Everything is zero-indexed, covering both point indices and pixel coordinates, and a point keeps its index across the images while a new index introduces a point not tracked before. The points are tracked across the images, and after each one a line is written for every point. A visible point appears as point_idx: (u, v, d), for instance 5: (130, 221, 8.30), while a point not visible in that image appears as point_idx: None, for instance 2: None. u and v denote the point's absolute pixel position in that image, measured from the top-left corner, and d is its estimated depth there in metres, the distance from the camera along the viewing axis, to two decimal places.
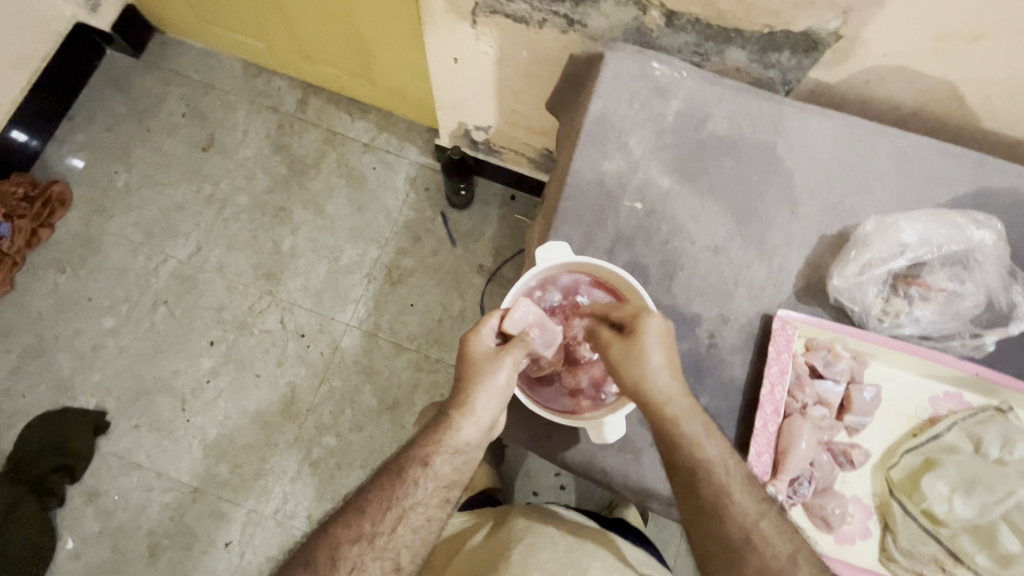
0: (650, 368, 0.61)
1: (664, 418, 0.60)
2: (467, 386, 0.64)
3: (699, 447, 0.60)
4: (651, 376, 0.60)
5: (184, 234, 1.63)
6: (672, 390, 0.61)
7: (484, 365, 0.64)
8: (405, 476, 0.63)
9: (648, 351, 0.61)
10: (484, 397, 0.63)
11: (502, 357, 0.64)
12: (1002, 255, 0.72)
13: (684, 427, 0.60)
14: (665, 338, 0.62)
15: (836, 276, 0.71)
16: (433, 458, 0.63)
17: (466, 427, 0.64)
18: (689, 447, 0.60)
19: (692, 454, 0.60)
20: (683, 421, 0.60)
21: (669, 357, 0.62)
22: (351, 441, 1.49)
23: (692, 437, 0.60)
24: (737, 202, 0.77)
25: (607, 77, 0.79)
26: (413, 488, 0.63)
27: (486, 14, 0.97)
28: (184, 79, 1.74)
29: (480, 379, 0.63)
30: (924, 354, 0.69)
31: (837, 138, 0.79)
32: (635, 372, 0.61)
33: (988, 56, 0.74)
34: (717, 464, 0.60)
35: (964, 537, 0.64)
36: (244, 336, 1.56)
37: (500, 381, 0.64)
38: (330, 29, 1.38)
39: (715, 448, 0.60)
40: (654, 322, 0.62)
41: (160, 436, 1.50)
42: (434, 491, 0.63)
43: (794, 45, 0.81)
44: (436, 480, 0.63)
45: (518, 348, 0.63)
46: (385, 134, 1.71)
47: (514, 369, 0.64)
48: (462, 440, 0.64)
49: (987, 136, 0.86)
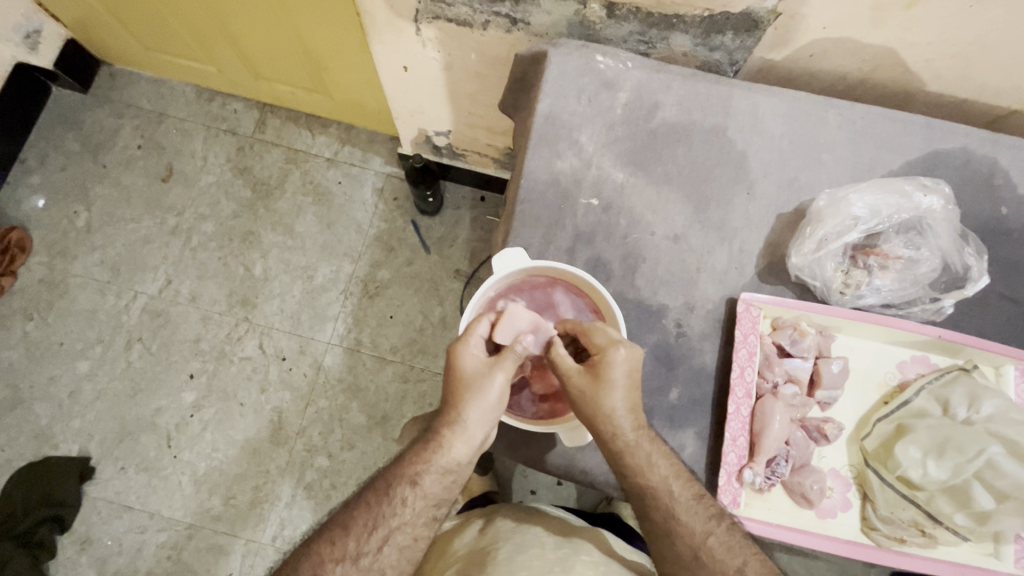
0: (604, 406, 0.60)
1: (614, 449, 0.61)
2: (458, 401, 0.62)
3: (643, 476, 0.61)
4: (607, 413, 0.60)
5: (152, 269, 1.60)
6: (626, 426, 0.61)
7: (477, 377, 0.62)
8: (392, 495, 0.63)
9: (607, 388, 0.60)
10: (474, 412, 0.62)
11: (495, 369, 0.62)
12: (953, 219, 0.73)
13: (630, 460, 0.61)
14: (628, 375, 0.61)
15: (794, 254, 0.72)
16: (422, 478, 0.62)
17: (458, 445, 0.62)
18: (634, 477, 0.61)
19: (637, 482, 0.61)
20: (627, 456, 0.61)
21: (629, 393, 0.61)
22: (343, 459, 1.48)
23: (638, 468, 0.61)
24: (693, 188, 0.77)
25: (552, 74, 0.78)
26: (400, 507, 0.62)
27: (428, 20, 0.96)
28: (136, 110, 1.70)
29: (473, 393, 0.61)
30: (888, 323, 0.70)
31: (787, 115, 0.79)
32: (586, 409, 0.61)
33: (925, 21, 0.73)
34: (660, 490, 0.61)
35: (940, 499, 0.65)
36: (224, 366, 1.54)
37: (493, 395, 0.62)
38: (278, 47, 1.35)
39: (658, 474, 0.61)
40: (617, 356, 0.61)
41: (148, 475, 1.47)
42: (422, 509, 0.62)
43: (736, 27, 0.81)
44: (425, 499, 0.62)
45: (510, 359, 0.62)
46: (348, 147, 1.68)
47: (507, 382, 0.62)
48: (454, 458, 0.62)
49: (934, 98, 0.87)
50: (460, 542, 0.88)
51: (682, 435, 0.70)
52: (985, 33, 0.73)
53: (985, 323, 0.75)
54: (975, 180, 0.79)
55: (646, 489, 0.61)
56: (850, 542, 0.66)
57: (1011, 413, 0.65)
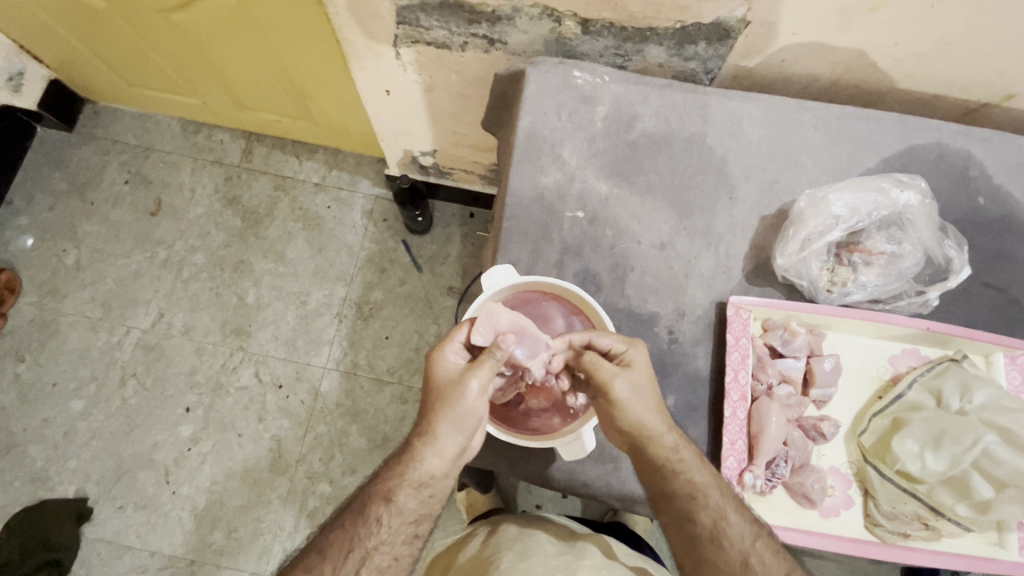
0: (630, 396, 0.61)
1: (657, 448, 0.61)
2: (432, 410, 0.63)
3: (695, 473, 0.61)
4: (646, 409, 0.62)
5: (144, 303, 1.59)
6: (657, 421, 0.62)
7: (449, 385, 0.63)
8: (368, 515, 0.62)
9: (631, 377, 0.62)
10: (447, 423, 0.62)
11: (470, 375, 0.62)
12: (932, 212, 0.74)
13: (682, 454, 0.62)
14: (647, 368, 0.63)
15: (779, 256, 0.73)
16: (397, 494, 0.62)
17: (430, 458, 0.62)
18: (687, 475, 0.61)
19: (689, 480, 0.61)
20: (681, 449, 0.62)
21: (650, 388, 0.62)
22: (345, 485, 1.47)
23: (688, 466, 0.62)
24: (676, 196, 0.77)
25: (531, 92, 0.80)
26: (376, 526, 0.62)
27: (408, 44, 0.98)
28: (122, 146, 1.71)
29: (446, 401, 0.62)
30: (875, 318, 0.70)
31: (763, 120, 0.81)
32: (633, 410, 0.61)
33: (890, 23, 0.76)
34: (712, 487, 0.62)
35: (940, 490, 0.66)
36: (220, 397, 1.53)
37: (469, 401, 0.62)
38: (261, 76, 1.37)
39: (707, 473, 0.63)
40: (635, 350, 0.63)
41: (148, 513, 1.45)
42: (398, 527, 0.62)
43: (708, 37, 0.84)
44: (401, 516, 0.62)
45: (486, 365, 0.62)
46: (335, 171, 1.70)
47: (485, 385, 0.62)
48: (428, 470, 0.62)
49: (906, 96, 0.89)
50: (465, 554, 0.87)
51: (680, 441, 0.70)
52: (948, 32, 0.75)
53: (972, 312, 0.76)
54: (952, 172, 0.81)
55: (698, 490, 0.61)
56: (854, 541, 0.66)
57: (1004, 401, 0.66)
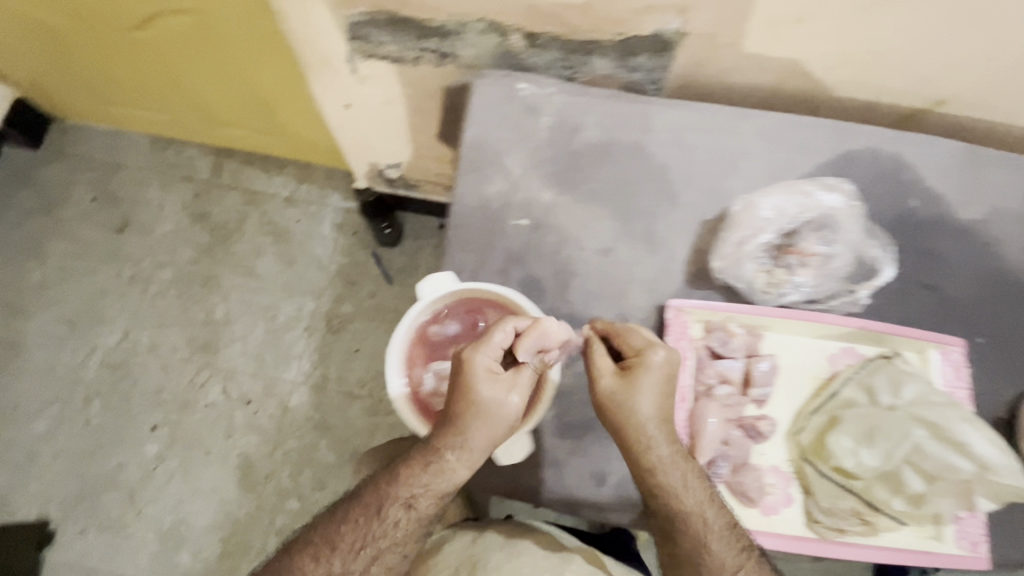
0: (637, 407, 0.61)
1: (640, 465, 0.61)
2: (465, 422, 0.60)
3: (676, 497, 0.61)
4: (636, 422, 0.61)
5: (110, 320, 1.57)
6: (656, 434, 0.61)
7: (491, 401, 0.60)
8: (383, 516, 0.64)
9: (638, 389, 0.61)
10: (480, 436, 0.61)
11: (509, 386, 0.61)
12: (859, 213, 0.77)
13: (664, 477, 0.61)
14: (663, 381, 0.62)
15: (715, 258, 0.75)
16: (416, 500, 0.64)
17: (459, 470, 0.61)
18: (664, 498, 0.61)
19: (665, 504, 0.61)
20: (664, 471, 0.61)
21: (658, 400, 0.62)
22: (315, 500, 1.45)
23: (668, 489, 0.61)
24: (618, 202, 0.79)
25: (478, 104, 0.81)
26: (391, 528, 0.64)
27: (363, 58, 1.00)
28: (90, 163, 1.69)
29: (484, 414, 0.60)
30: (809, 317, 0.72)
31: (703, 128, 0.83)
32: (632, 419, 0.61)
33: (818, 34, 0.78)
34: (694, 514, 0.61)
35: (877, 486, 0.67)
36: (188, 414, 1.51)
37: (505, 413, 0.61)
38: (225, 92, 1.37)
39: (694, 498, 0.62)
40: (655, 360, 0.62)
41: (111, 534, 1.42)
42: (414, 529, 0.65)
43: (649, 49, 0.86)
44: (416, 520, 0.64)
45: (526, 373, 0.61)
46: (305, 185, 1.70)
47: (524, 395, 0.62)
48: (452, 482, 0.62)
49: (844, 104, 0.92)
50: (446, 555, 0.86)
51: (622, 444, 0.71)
52: (875, 42, 0.78)
53: (907, 311, 0.78)
54: (885, 175, 0.83)
55: (678, 513, 0.61)
56: (789, 538, 0.67)
57: (932, 396, 0.67)
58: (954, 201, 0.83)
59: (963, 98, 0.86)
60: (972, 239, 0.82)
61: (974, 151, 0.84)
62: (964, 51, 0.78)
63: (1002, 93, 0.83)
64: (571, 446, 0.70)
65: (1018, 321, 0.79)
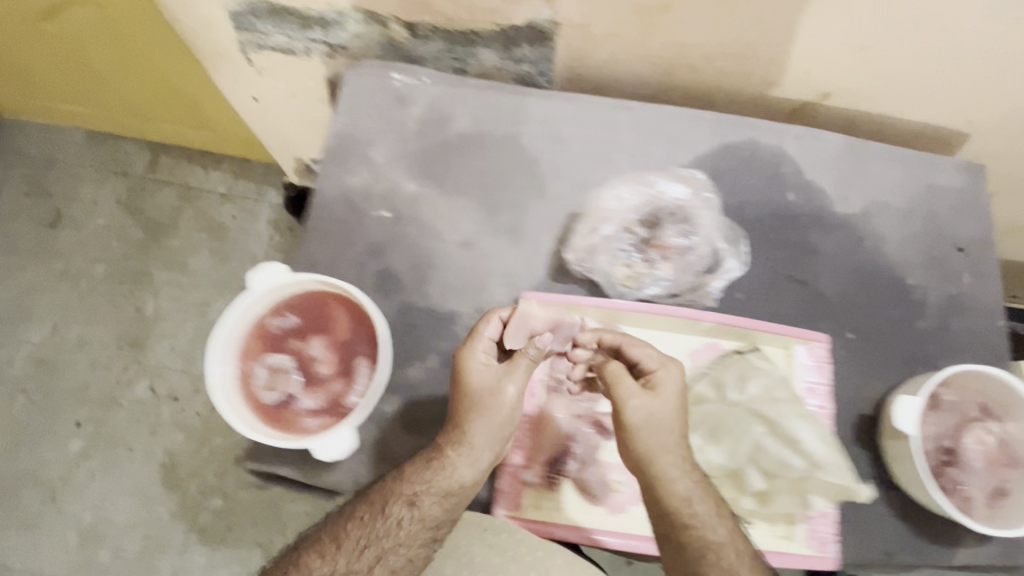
0: (659, 427, 0.59)
1: (675, 497, 0.58)
2: (463, 414, 0.62)
3: (707, 529, 0.58)
4: (661, 441, 0.59)
5: (38, 317, 1.55)
6: (677, 459, 0.59)
7: (486, 388, 0.62)
8: (387, 514, 0.61)
9: (660, 407, 0.60)
10: (481, 430, 0.62)
11: (506, 378, 0.63)
12: (707, 205, 0.80)
13: (696, 507, 0.59)
14: (680, 396, 0.61)
15: (567, 250, 0.75)
16: (421, 498, 0.61)
17: (461, 465, 0.61)
18: (700, 531, 0.58)
19: (702, 537, 0.58)
20: (695, 501, 0.59)
21: (677, 419, 0.60)
22: (240, 498, 1.43)
23: (702, 522, 0.58)
24: (485, 194, 0.78)
25: (347, 95, 0.80)
26: (394, 528, 0.60)
27: (256, 50, 0.97)
28: (25, 158, 1.68)
29: (482, 405, 0.62)
30: (660, 310, 0.72)
31: (578, 119, 0.82)
32: (647, 439, 0.59)
33: (688, 22, 0.76)
34: (727, 546, 0.58)
35: (724, 484, 0.67)
36: (113, 411, 1.49)
37: (504, 407, 0.62)
38: (145, 84, 1.35)
39: (724, 529, 0.59)
40: (674, 373, 0.61)
41: (31, 532, 1.40)
42: (417, 531, 0.61)
43: (529, 39, 0.84)
44: (420, 521, 0.61)
45: (522, 364, 0.63)
46: (242, 180, 1.67)
47: (518, 387, 0.63)
48: (457, 477, 0.61)
49: (736, 99, 0.90)
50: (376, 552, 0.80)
51: None
52: (742, 32, 0.77)
53: (775, 306, 0.77)
54: (763, 168, 0.82)
55: (711, 547, 0.58)
56: (630, 536, 0.66)
57: (776, 393, 0.68)
58: (832, 194, 0.82)
59: (847, 91, 0.84)
60: (847, 233, 0.81)
61: (855, 144, 0.83)
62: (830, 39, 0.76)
63: (875, 83, 0.82)
64: (414, 442, 0.69)
65: (888, 316, 0.78)
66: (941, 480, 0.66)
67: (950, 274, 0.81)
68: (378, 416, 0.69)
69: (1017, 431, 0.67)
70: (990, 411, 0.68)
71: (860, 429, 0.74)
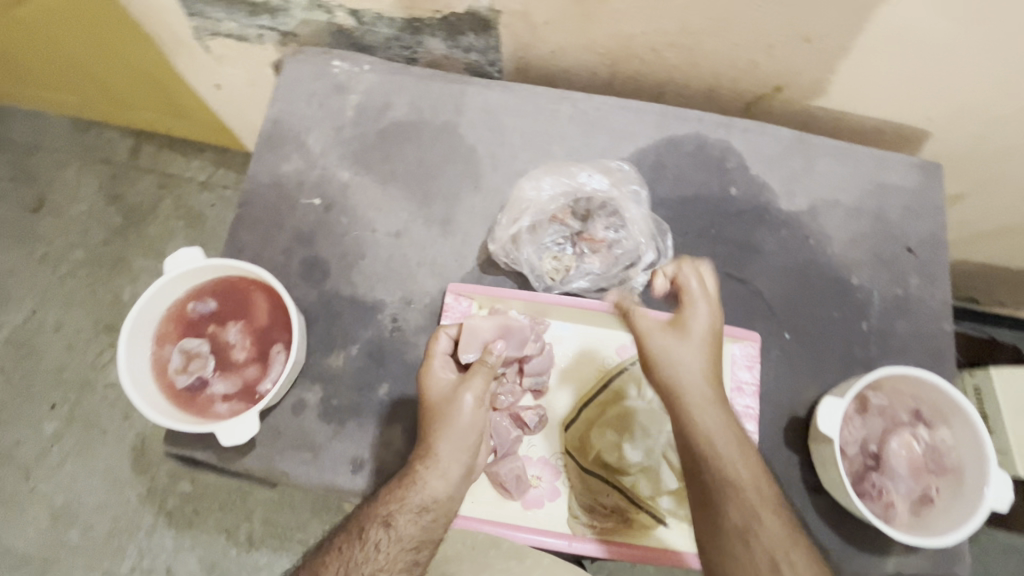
0: (686, 361, 0.57)
1: (698, 429, 0.55)
2: (430, 430, 0.62)
3: (728, 462, 0.54)
4: (681, 366, 0.57)
5: (18, 299, 1.39)
6: (705, 392, 0.56)
7: (444, 400, 0.62)
8: (364, 539, 0.59)
9: (688, 343, 0.58)
10: (447, 441, 0.61)
11: (459, 388, 0.62)
12: (636, 196, 0.78)
13: (723, 438, 0.54)
14: (710, 334, 0.59)
15: (490, 242, 0.75)
16: (395, 517, 0.59)
17: (433, 480, 0.60)
18: (720, 465, 0.53)
19: (721, 466, 0.53)
20: (724, 431, 0.55)
21: (705, 355, 0.58)
22: (207, 483, 1.26)
23: (727, 453, 0.54)
24: (418, 184, 0.78)
25: (283, 81, 0.81)
26: (373, 552, 0.58)
27: (210, 37, 0.91)
28: (9, 143, 1.48)
29: (444, 417, 0.62)
30: (582, 305, 0.72)
31: (517, 109, 0.80)
32: (671, 366, 0.57)
33: (627, 11, 0.71)
34: (751, 486, 0.53)
35: (642, 482, 0.68)
36: (88, 395, 1.33)
37: (463, 417, 0.61)
38: (63, 71, 1.23)
39: (750, 471, 0.53)
40: (701, 311, 0.60)
41: (3, 511, 1.26)
42: (397, 554, 0.58)
43: (472, 27, 0.78)
44: (401, 542, 0.58)
45: (479, 373, 0.63)
46: (223, 169, 1.46)
47: (479, 395, 0.62)
48: (429, 492, 0.60)
49: (703, 95, 0.85)
50: None
51: (389, 430, 0.69)
52: (684, 20, 0.71)
53: None
54: (708, 163, 0.80)
55: (734, 484, 0.53)
56: (542, 532, 0.66)
57: None
58: (778, 191, 0.80)
59: (807, 85, 0.78)
60: (791, 231, 0.79)
61: (803, 138, 0.80)
62: (777, 31, 0.70)
63: (834, 73, 0.74)
64: (331, 429, 0.69)
65: (829, 316, 0.76)
66: (862, 484, 0.67)
67: (898, 275, 0.78)
68: (298, 403, 0.70)
69: (950, 437, 0.66)
70: (922, 417, 0.68)
71: (793, 432, 0.72)
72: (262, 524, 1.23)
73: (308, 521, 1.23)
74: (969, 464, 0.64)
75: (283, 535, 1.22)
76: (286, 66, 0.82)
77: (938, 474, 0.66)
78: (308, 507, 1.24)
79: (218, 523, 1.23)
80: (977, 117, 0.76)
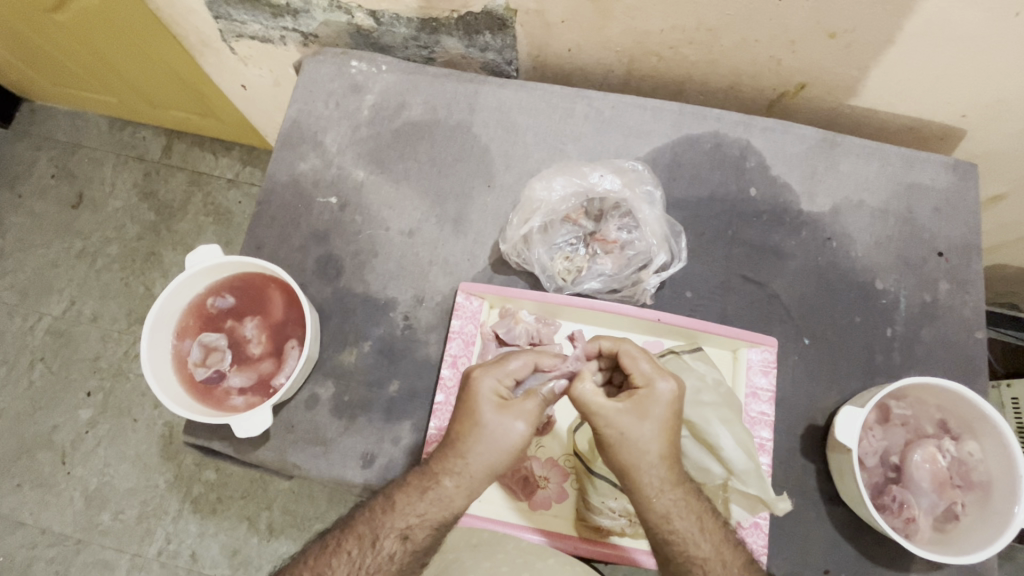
0: (639, 446, 0.57)
1: (653, 513, 0.58)
2: (464, 444, 0.59)
3: (692, 546, 0.58)
4: (644, 461, 0.57)
5: (58, 290, 1.45)
6: (663, 477, 0.58)
7: (492, 422, 0.58)
8: (378, 548, 0.59)
9: (640, 427, 0.57)
10: (483, 459, 0.58)
11: (513, 412, 0.59)
12: (650, 197, 0.76)
13: (675, 525, 0.58)
14: (667, 416, 0.58)
15: (501, 242, 0.75)
16: (414, 531, 0.59)
17: (457, 496, 0.59)
18: (681, 545, 0.58)
19: (682, 551, 0.58)
20: (674, 518, 0.58)
21: (660, 440, 0.57)
22: (230, 471, 1.29)
23: (683, 536, 0.58)
24: (431, 183, 0.79)
25: (304, 82, 0.83)
26: (387, 562, 0.59)
27: (236, 39, 0.92)
28: (52, 142, 1.54)
29: (485, 436, 0.58)
30: (593, 307, 0.71)
31: (531, 108, 0.80)
32: (628, 455, 0.57)
33: (643, 6, 0.69)
34: (713, 560, 0.58)
35: None
36: (121, 383, 1.38)
37: (504, 440, 0.59)
38: (99, 73, 1.27)
39: (711, 543, 0.58)
40: (661, 392, 0.58)
41: (42, 492, 1.31)
42: (409, 564, 0.59)
43: (488, 26, 0.77)
44: (414, 552, 0.59)
45: (534, 400, 0.59)
46: (250, 167, 1.50)
47: (529, 425, 0.59)
48: (451, 510, 0.59)
49: (724, 92, 0.83)
50: None
51: (400, 428, 0.70)
52: (704, 16, 0.69)
53: (727, 306, 0.75)
54: (727, 162, 0.78)
55: (695, 560, 0.58)
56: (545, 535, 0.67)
57: (703, 396, 0.67)
58: (799, 191, 0.77)
59: (830, 83, 0.76)
60: (813, 232, 0.76)
61: (828, 138, 0.78)
62: (798, 23, 0.67)
63: (859, 66, 0.71)
64: (342, 423, 0.70)
65: (852, 322, 0.74)
66: (883, 496, 0.64)
67: (926, 280, 0.75)
68: (310, 398, 0.71)
69: (978, 451, 0.63)
70: (948, 429, 0.65)
71: (810, 440, 0.70)
72: (281, 513, 1.26)
73: (326, 512, 1.25)
74: (999, 478, 0.61)
75: (301, 524, 1.25)
76: (306, 67, 0.83)
77: (963, 489, 0.63)
78: (325, 498, 1.26)
79: (240, 510, 1.27)
80: (1014, 115, 0.73)
